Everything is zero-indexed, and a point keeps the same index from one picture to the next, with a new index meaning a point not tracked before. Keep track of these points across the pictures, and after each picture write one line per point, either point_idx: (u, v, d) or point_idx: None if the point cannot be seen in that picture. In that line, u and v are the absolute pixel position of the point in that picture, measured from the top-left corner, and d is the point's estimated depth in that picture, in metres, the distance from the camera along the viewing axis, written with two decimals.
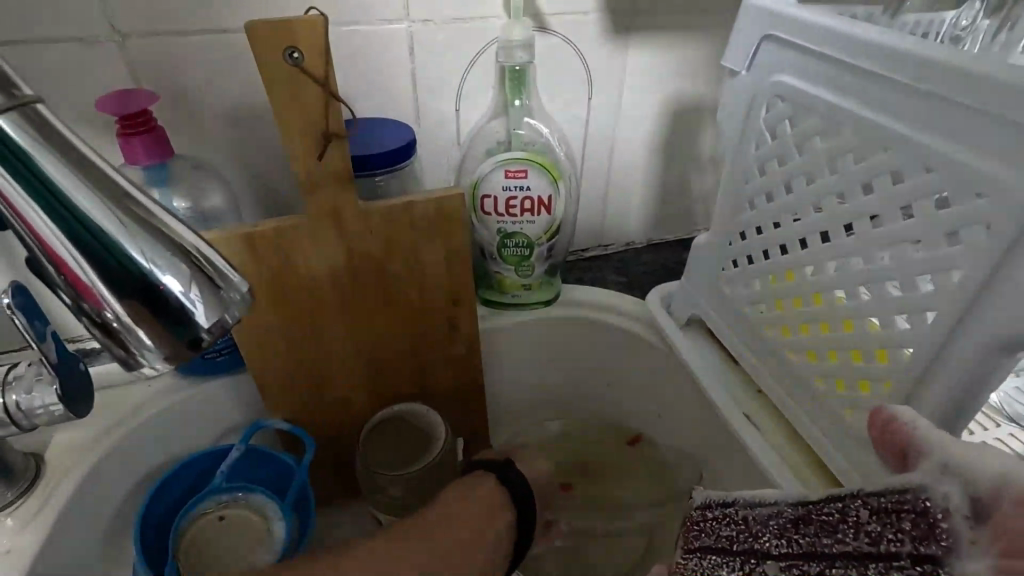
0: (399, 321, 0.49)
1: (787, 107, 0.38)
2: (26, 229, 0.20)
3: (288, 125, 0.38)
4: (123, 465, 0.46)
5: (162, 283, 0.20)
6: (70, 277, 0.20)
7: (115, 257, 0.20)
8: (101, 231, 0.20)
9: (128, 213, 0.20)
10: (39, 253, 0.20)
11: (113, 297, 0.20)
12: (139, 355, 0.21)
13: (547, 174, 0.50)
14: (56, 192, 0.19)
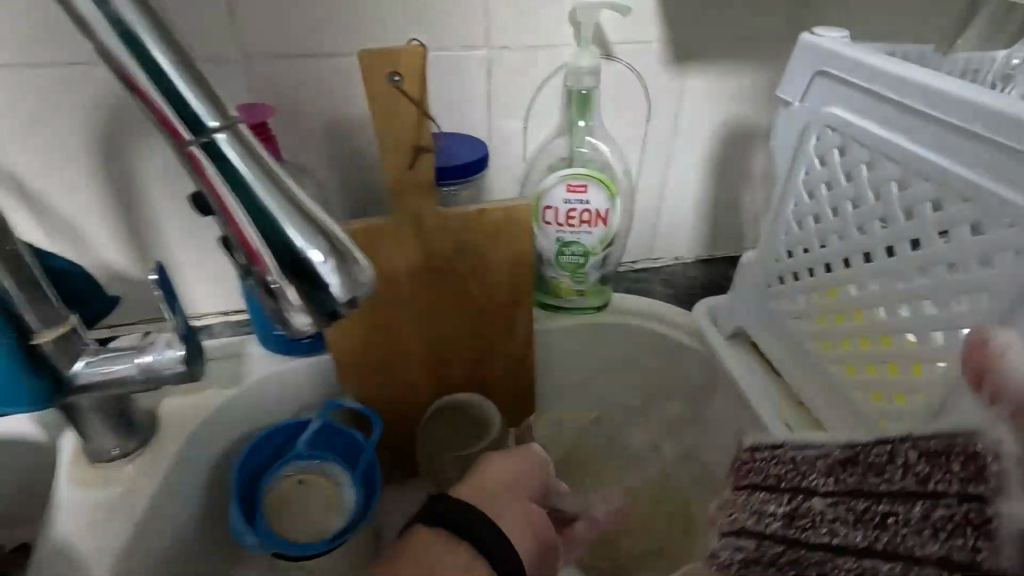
0: (464, 317, 0.54)
1: (836, 136, 0.41)
2: (222, 213, 0.26)
3: (384, 138, 0.43)
4: (221, 430, 0.53)
5: (308, 256, 0.25)
6: (246, 247, 0.26)
7: (277, 235, 0.25)
8: (273, 220, 0.25)
9: (289, 202, 0.25)
10: (228, 228, 0.26)
11: (273, 265, 0.26)
12: (288, 312, 0.27)
13: (605, 189, 0.55)
14: (243, 184, 0.25)
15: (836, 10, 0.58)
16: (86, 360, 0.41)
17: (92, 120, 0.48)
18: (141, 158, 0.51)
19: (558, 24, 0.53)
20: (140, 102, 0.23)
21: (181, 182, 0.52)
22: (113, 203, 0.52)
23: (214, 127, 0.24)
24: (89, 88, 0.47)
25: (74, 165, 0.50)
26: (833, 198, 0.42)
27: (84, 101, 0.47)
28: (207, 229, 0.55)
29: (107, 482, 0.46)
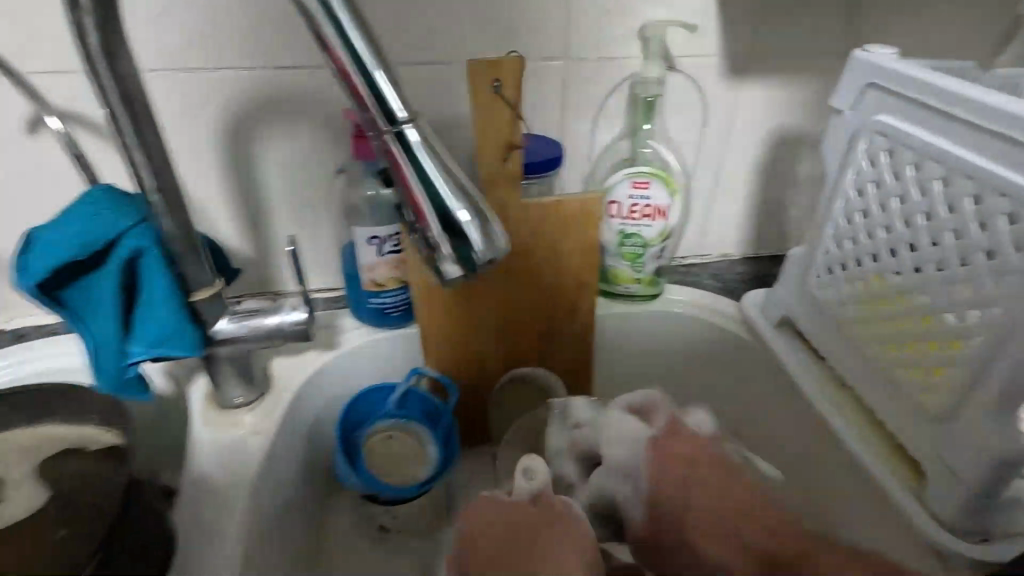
0: (535, 297, 0.61)
1: (884, 141, 0.46)
2: (399, 178, 0.32)
3: (482, 135, 0.50)
4: (321, 390, 0.60)
5: (461, 223, 0.32)
6: (415, 210, 0.32)
7: (439, 204, 0.32)
8: (437, 188, 0.31)
9: (451, 181, 0.32)
10: (402, 195, 0.33)
11: (434, 226, 0.32)
12: (442, 263, 0.34)
13: (666, 187, 0.60)
14: (416, 164, 0.31)
15: (881, 28, 0.63)
16: (228, 318, 0.48)
17: (228, 116, 0.56)
18: (263, 150, 0.58)
19: (629, 39, 0.59)
20: (348, 86, 0.30)
21: (294, 172, 0.60)
22: (235, 189, 0.60)
23: (398, 111, 0.30)
24: (228, 88, 0.54)
25: (208, 154, 0.57)
26: (880, 196, 0.47)
27: (223, 99, 0.55)
28: (312, 214, 0.62)
29: (230, 426, 0.53)
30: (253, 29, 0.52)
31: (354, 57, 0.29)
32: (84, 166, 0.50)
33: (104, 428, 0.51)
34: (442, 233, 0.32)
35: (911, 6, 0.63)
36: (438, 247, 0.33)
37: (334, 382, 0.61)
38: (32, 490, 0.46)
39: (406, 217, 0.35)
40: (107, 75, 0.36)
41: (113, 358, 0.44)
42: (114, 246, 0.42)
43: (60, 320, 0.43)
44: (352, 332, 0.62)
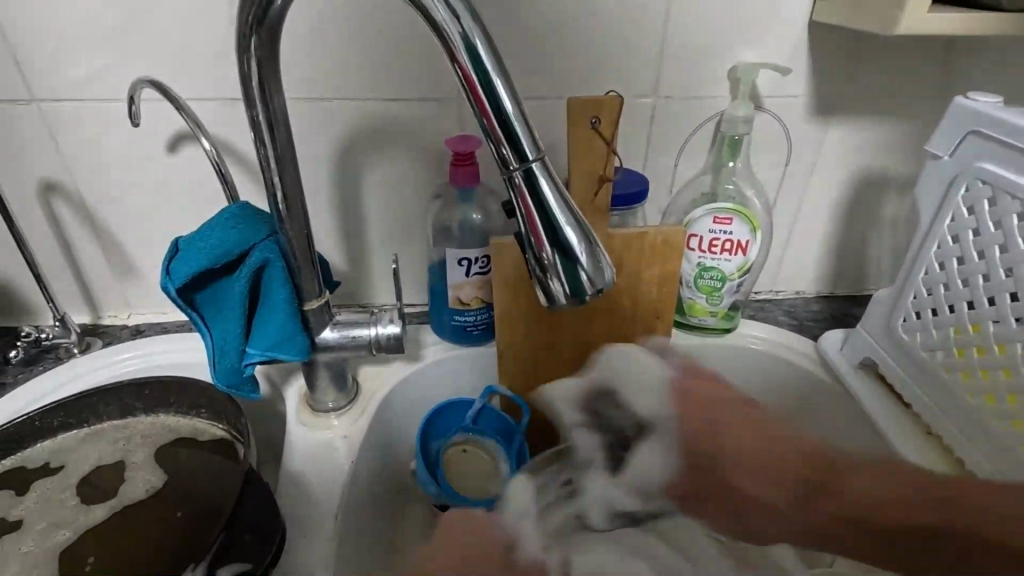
0: (611, 324, 0.62)
1: (986, 188, 0.46)
2: (521, 206, 0.34)
3: (576, 168, 0.53)
4: (401, 399, 0.63)
5: (574, 248, 0.35)
6: (533, 235, 0.35)
7: (556, 233, 0.34)
8: (554, 213, 0.34)
9: (569, 212, 0.35)
10: (520, 221, 0.35)
11: (548, 250, 0.35)
12: (551, 285, 0.36)
13: (748, 223, 0.61)
14: (539, 195, 0.34)
15: (980, 75, 0.62)
16: (332, 327, 0.53)
17: (339, 141, 0.61)
18: (366, 173, 0.63)
19: (717, 79, 0.61)
20: (485, 121, 0.33)
21: (389, 194, 0.64)
22: (338, 207, 0.64)
23: (526, 146, 0.33)
24: (343, 116, 0.59)
25: (318, 175, 0.62)
26: (978, 243, 0.46)
27: (337, 126, 0.60)
28: (403, 233, 0.67)
29: (321, 428, 0.57)
30: (369, 64, 0.57)
31: (491, 96, 0.32)
32: (230, 184, 0.51)
33: (212, 423, 0.54)
34: (555, 257, 0.35)
35: (1013, 54, 0.62)
36: (549, 269, 0.36)
37: (414, 392, 0.65)
38: (150, 473, 0.50)
39: (516, 239, 0.37)
40: (261, 107, 0.41)
41: (231, 356, 0.49)
42: (245, 257, 0.47)
43: (191, 320, 0.48)
44: (433, 346, 0.66)
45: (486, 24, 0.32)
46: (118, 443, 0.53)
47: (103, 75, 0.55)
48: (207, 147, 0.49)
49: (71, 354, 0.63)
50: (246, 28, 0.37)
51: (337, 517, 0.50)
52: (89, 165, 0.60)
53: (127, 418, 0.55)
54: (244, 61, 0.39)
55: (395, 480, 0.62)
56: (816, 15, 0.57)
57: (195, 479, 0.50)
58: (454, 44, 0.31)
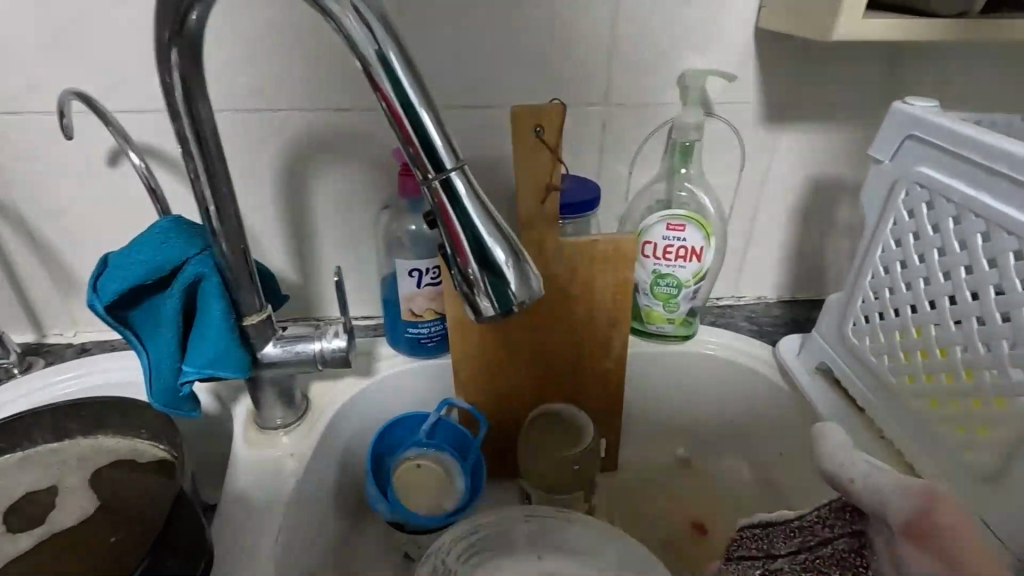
0: (565, 334, 0.62)
1: (924, 192, 0.46)
2: (442, 219, 0.33)
3: (523, 177, 0.53)
4: (354, 414, 0.62)
5: (500, 259, 0.34)
6: (457, 249, 0.34)
7: (478, 241, 0.33)
8: (475, 224, 0.33)
9: (493, 219, 0.34)
10: (442, 233, 0.34)
11: (473, 263, 0.34)
12: (479, 299, 0.35)
13: (702, 229, 0.61)
14: (459, 205, 0.33)
15: (925, 82, 0.63)
16: (274, 342, 0.51)
17: (286, 151, 0.60)
18: (316, 184, 0.62)
19: (667, 86, 0.61)
20: (400, 131, 0.32)
21: (341, 205, 0.63)
22: (288, 219, 0.63)
23: (443, 155, 0.32)
24: (288, 127, 0.58)
25: (265, 188, 0.61)
26: (919, 246, 0.46)
27: (282, 137, 0.59)
28: (354, 244, 0.66)
29: (268, 446, 0.55)
30: (314, 74, 0.56)
31: (405, 105, 0.31)
32: (162, 199, 0.50)
33: (154, 444, 0.52)
34: (480, 270, 0.34)
35: (957, 59, 0.62)
36: (477, 284, 0.35)
37: (369, 408, 0.64)
38: (82, 498, 0.49)
39: (442, 253, 0.36)
40: (186, 120, 0.40)
41: (167, 373, 0.47)
42: (178, 272, 0.46)
43: (126, 339, 0.47)
44: (388, 359, 0.65)
45: (399, 33, 0.31)
46: (53, 467, 0.51)
47: (36, 88, 0.54)
48: (137, 162, 0.48)
49: (10, 375, 0.62)
50: (162, 38, 0.36)
51: (276, 541, 0.48)
52: (29, 180, 0.58)
53: (63, 440, 0.53)
54: (164, 71, 0.38)
55: (345, 496, 0.60)
56: (761, 20, 0.57)
57: (132, 501, 0.48)
58: (367, 57, 0.31)
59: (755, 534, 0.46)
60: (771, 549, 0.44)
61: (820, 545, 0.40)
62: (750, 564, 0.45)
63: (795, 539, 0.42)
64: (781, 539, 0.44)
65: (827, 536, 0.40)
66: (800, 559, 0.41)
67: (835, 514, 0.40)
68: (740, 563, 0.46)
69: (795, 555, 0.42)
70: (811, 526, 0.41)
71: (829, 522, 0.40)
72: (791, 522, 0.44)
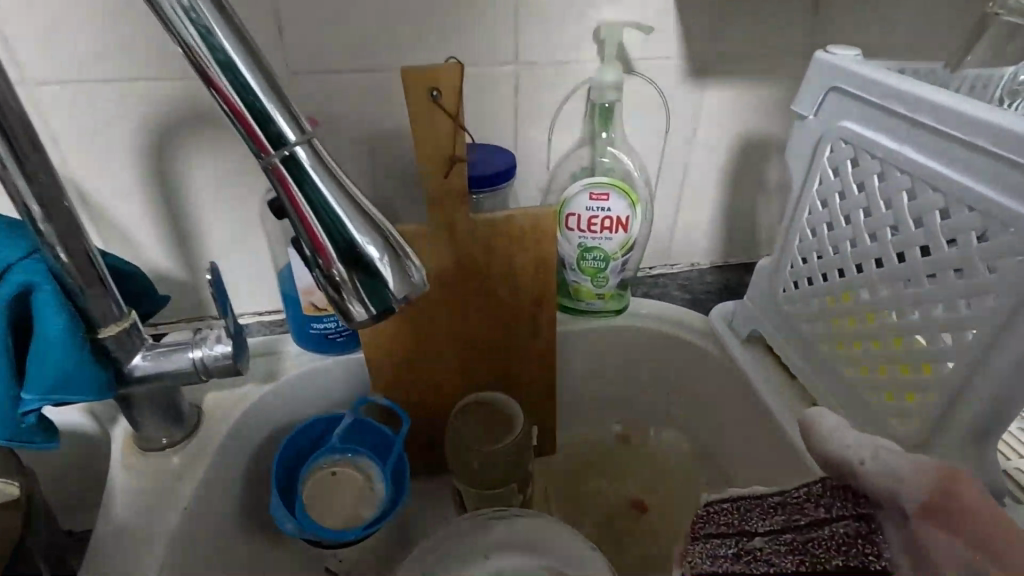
0: (489, 318, 0.57)
1: (849, 149, 0.43)
2: (292, 209, 0.28)
3: (422, 149, 0.47)
4: (258, 423, 0.56)
5: (371, 254, 0.28)
6: (315, 245, 0.28)
7: (340, 233, 0.28)
8: (335, 211, 0.27)
9: (358, 204, 0.28)
10: (296, 227, 0.28)
11: (337, 261, 0.28)
12: (351, 305, 0.30)
13: (626, 198, 0.57)
14: (312, 189, 0.27)
15: (849, 31, 0.60)
16: (144, 354, 0.44)
17: (147, 129, 0.51)
18: (190, 166, 0.54)
19: (582, 41, 0.55)
20: (222, 103, 0.25)
21: (223, 189, 0.55)
22: (162, 207, 0.55)
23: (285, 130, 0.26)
24: (146, 100, 0.50)
25: (129, 173, 0.53)
26: (845, 206, 0.44)
27: (139, 113, 0.50)
28: (246, 232, 0.58)
29: (152, 469, 0.49)
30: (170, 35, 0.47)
31: (228, 71, 0.25)
32: None
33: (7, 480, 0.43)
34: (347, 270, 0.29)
35: (878, 7, 0.60)
36: (345, 287, 0.29)
37: (276, 414, 0.57)
38: None
39: (300, 254, 0.30)
40: None
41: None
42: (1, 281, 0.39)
43: None
44: (294, 359, 0.58)
45: None
46: None
47: None
48: None
49: None
50: None
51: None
52: None
53: None
54: None
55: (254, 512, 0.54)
56: None
57: None
58: (166, 8, 0.24)
59: (725, 509, 0.39)
60: (745, 526, 0.36)
61: (811, 527, 0.32)
62: (721, 541, 0.37)
63: (776, 517, 0.34)
64: (758, 516, 0.36)
65: (820, 517, 0.32)
66: (784, 539, 0.33)
67: (830, 492, 0.32)
68: (709, 542, 0.37)
69: (777, 534, 0.33)
70: (797, 502, 0.34)
71: (823, 501, 0.32)
72: (768, 498, 0.36)
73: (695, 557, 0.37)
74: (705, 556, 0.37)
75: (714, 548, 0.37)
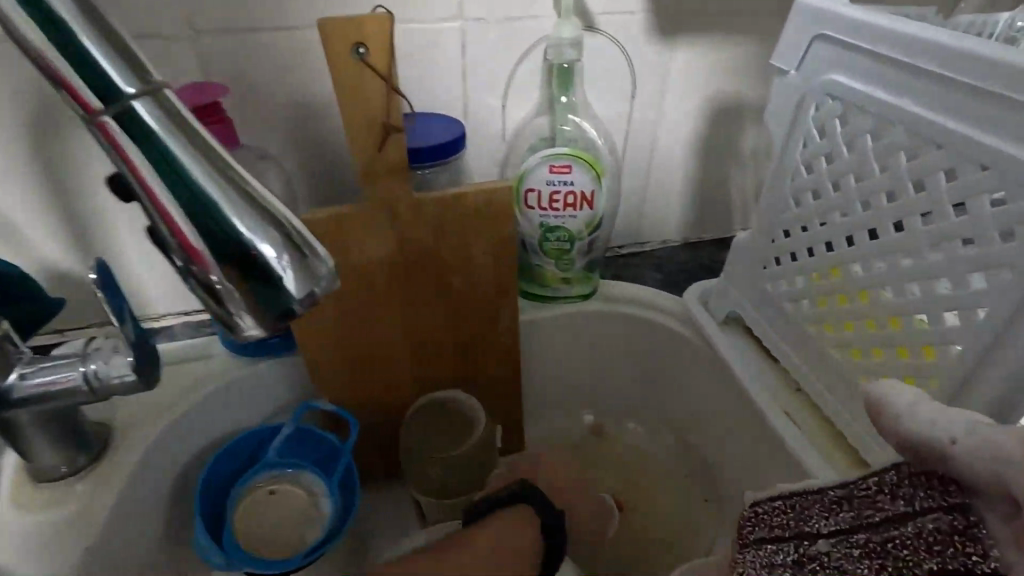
0: (444, 310, 0.51)
1: (837, 105, 0.38)
2: (151, 204, 0.24)
3: (350, 117, 0.40)
4: (182, 440, 0.49)
5: (258, 248, 0.25)
6: (184, 244, 0.25)
7: (216, 224, 0.24)
8: (216, 206, 0.24)
9: (237, 189, 0.25)
10: (161, 224, 0.25)
11: (214, 261, 0.25)
12: (236, 315, 0.26)
13: (590, 170, 0.51)
14: (179, 174, 0.24)
15: None
16: (21, 371, 0.38)
17: (20, 100, 0.43)
18: (81, 146, 0.46)
19: None
20: (53, 80, 0.22)
21: None
22: (51, 195, 0.47)
23: (151, 118, 0.23)
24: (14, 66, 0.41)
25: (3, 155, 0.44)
26: (832, 172, 0.39)
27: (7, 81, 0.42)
28: None
29: (49, 503, 0.42)
30: None
31: (65, 48, 0.22)
32: None
33: None
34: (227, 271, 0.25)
35: None
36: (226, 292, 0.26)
37: (204, 428, 0.51)
38: None
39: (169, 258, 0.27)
40: None
41: None
42: None
43: None
44: (222, 364, 0.52)
45: None
46: None
47: None
48: None
49: None
50: None
51: None
52: None
53: None
54: None
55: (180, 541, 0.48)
56: None
57: None
58: None
59: (776, 509, 0.34)
60: (805, 527, 0.31)
61: (889, 524, 0.26)
62: (777, 548, 0.31)
63: (842, 514, 0.29)
64: (819, 513, 0.30)
65: (900, 511, 0.26)
66: (856, 540, 0.27)
67: (910, 480, 0.27)
68: (761, 548, 0.32)
69: (845, 535, 0.28)
70: (868, 495, 0.28)
71: (901, 491, 0.27)
72: (830, 492, 0.31)
73: (746, 565, 0.32)
74: (759, 564, 0.31)
75: (769, 556, 0.31)
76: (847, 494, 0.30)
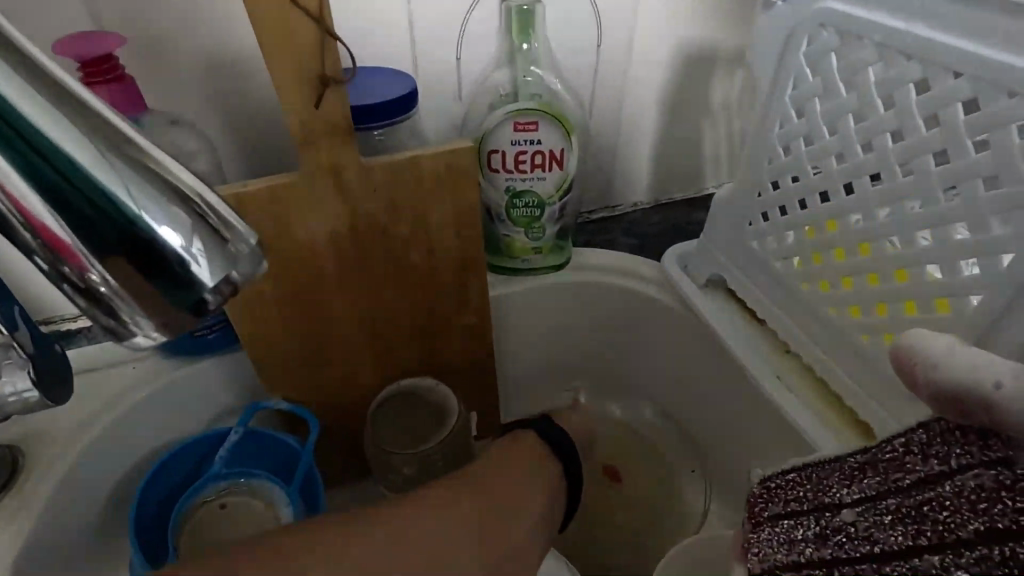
0: (403, 290, 0.45)
1: (832, 37, 0.34)
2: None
3: (278, 68, 0.34)
4: (111, 455, 0.43)
5: (157, 231, 0.19)
6: (47, 236, 0.19)
7: (90, 201, 0.18)
8: (92, 178, 0.18)
9: (118, 153, 0.19)
10: (9, 215, 0.19)
11: (94, 255, 0.19)
12: (132, 320, 0.21)
13: (559, 126, 0.46)
14: (28, 138, 0.18)
15: None
16: None
17: None
18: None
19: None
20: None
21: None
22: None
23: None
24: None
25: None
26: (828, 113, 0.35)
27: None
28: None
29: None
30: None
31: None
32: None
33: None
34: (112, 264, 0.19)
35: None
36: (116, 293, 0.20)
37: (137, 440, 0.45)
38: None
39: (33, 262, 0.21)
40: None
41: None
42: None
43: None
44: (152, 366, 0.45)
45: None
46: None
47: None
48: None
49: None
50: None
51: None
52: None
53: None
54: None
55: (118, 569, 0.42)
56: None
57: None
58: None
59: (791, 482, 0.30)
60: (824, 497, 0.28)
61: (921, 488, 0.23)
62: (796, 522, 0.28)
63: (865, 480, 0.26)
64: (839, 482, 0.27)
65: (935, 472, 0.23)
66: (886, 506, 0.24)
67: (943, 436, 0.24)
68: (776, 525, 0.29)
69: (874, 502, 0.25)
70: (896, 458, 0.25)
71: (935, 450, 0.24)
72: (850, 459, 0.28)
73: (761, 547, 0.29)
74: (778, 543, 0.28)
75: (787, 531, 0.28)
76: (869, 461, 0.27)
